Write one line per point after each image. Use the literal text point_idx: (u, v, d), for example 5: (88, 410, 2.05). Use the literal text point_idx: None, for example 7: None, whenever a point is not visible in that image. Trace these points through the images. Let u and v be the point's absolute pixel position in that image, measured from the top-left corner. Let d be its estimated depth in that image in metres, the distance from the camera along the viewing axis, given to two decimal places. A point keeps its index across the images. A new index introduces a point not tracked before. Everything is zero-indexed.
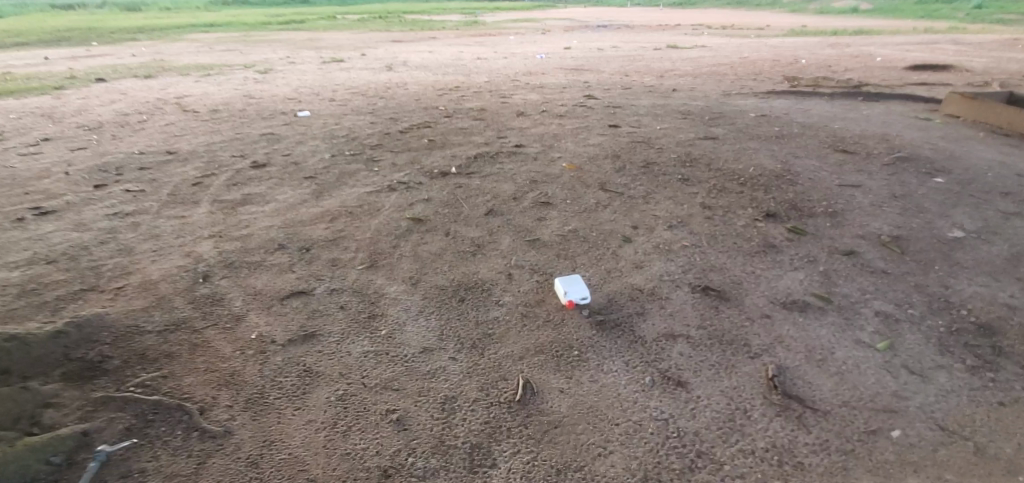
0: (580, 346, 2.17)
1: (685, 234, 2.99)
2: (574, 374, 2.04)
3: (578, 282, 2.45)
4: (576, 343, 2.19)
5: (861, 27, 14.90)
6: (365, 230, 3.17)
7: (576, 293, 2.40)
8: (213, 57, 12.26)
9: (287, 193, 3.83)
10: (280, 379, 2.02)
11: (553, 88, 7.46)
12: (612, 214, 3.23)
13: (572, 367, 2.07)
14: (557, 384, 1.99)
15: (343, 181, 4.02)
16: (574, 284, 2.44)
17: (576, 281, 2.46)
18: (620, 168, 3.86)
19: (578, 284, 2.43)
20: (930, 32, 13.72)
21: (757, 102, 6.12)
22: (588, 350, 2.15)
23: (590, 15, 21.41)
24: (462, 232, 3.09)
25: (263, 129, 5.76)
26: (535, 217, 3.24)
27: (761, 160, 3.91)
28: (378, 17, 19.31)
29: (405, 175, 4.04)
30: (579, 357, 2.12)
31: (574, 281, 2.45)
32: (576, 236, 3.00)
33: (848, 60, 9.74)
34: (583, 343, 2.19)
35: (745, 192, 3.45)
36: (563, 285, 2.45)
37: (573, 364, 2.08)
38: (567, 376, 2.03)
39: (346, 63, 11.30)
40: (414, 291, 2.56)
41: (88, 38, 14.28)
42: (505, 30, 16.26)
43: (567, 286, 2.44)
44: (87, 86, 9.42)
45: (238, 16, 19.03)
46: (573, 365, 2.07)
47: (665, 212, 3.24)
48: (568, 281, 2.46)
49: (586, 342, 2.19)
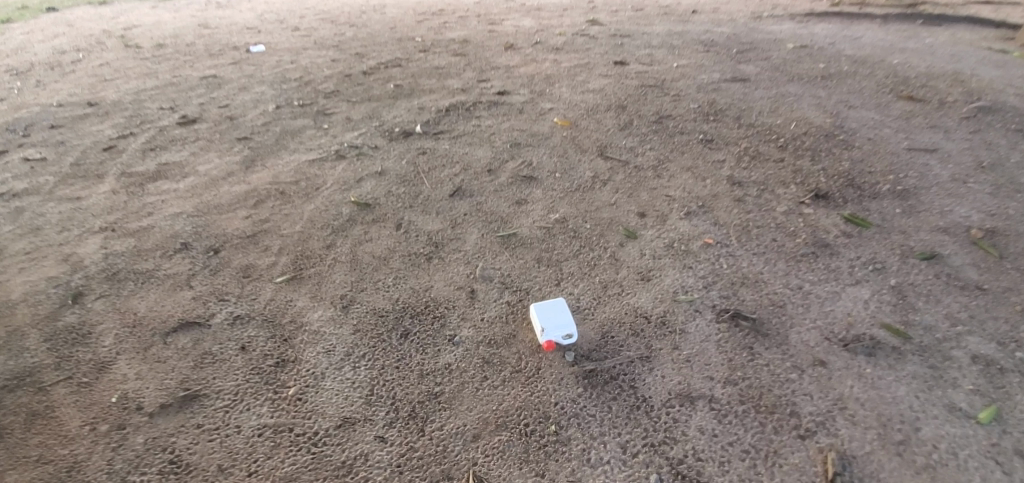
0: (558, 418, 1.56)
1: (708, 226, 2.28)
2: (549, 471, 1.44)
3: (561, 311, 1.80)
4: (555, 410, 1.58)
5: None
6: (294, 219, 2.47)
7: (558, 331, 1.76)
8: None
9: (211, 163, 3.10)
10: (133, 478, 1.44)
11: (551, 11, 6.35)
12: (612, 194, 2.50)
13: (546, 459, 1.46)
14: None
15: (282, 144, 3.26)
16: (556, 314, 1.79)
17: (558, 309, 1.81)
18: (625, 124, 3.05)
19: (561, 315, 1.78)
20: None
21: (794, 26, 5.09)
22: (570, 426, 1.54)
23: None
24: (418, 224, 2.39)
25: (205, 71, 4.88)
26: (513, 199, 2.52)
27: (804, 112, 3.08)
28: None
29: (357, 135, 3.28)
30: (554, 439, 1.51)
31: (555, 311, 1.79)
32: (564, 229, 2.30)
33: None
34: (564, 412, 1.57)
35: (786, 161, 2.68)
36: (541, 316, 1.79)
37: (547, 452, 1.48)
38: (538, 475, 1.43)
39: None
40: (342, 320, 1.92)
41: None
42: None
43: (546, 318, 1.78)
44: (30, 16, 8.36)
45: None
46: (548, 455, 1.47)
47: (682, 190, 2.51)
48: (548, 311, 1.80)
49: (568, 409, 1.58)
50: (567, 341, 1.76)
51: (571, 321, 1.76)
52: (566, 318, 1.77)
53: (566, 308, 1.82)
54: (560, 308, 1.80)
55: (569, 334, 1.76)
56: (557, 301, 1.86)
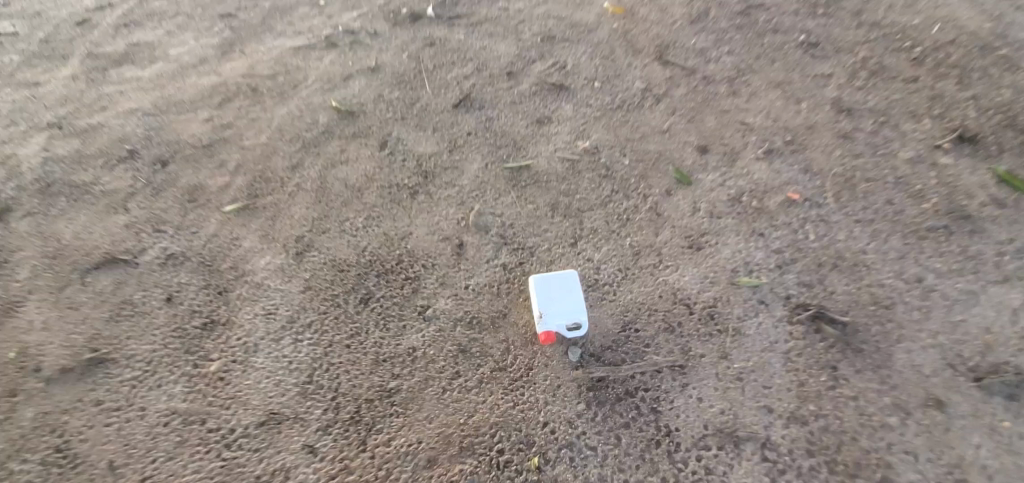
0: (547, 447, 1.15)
1: (796, 174, 1.64)
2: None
3: (573, 293, 1.33)
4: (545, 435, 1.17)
5: None
6: (260, 128, 2.00)
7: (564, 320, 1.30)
8: None
9: (184, 46, 2.59)
10: (16, 466, 1.20)
11: None
12: (665, 118, 1.85)
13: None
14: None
15: (266, 21, 2.65)
16: (564, 297, 1.32)
17: (568, 289, 1.34)
18: (698, 16, 2.25)
19: (572, 299, 1.32)
20: None
21: None
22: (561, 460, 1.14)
23: None
24: (408, 144, 1.86)
25: None
26: (533, 117, 1.91)
27: (962, 7, 2.16)
28: None
29: (355, 14, 2.59)
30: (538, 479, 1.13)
31: (565, 291, 1.33)
32: (593, 165, 1.72)
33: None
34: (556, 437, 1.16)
35: (920, 82, 1.89)
36: (543, 294, 1.33)
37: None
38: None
39: None
40: (292, 271, 1.52)
41: None
42: None
43: (551, 299, 1.32)
44: None
45: None
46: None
47: (764, 119, 1.82)
48: (555, 289, 1.33)
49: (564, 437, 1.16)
50: (574, 335, 1.30)
51: (584, 308, 1.31)
52: (578, 302, 1.31)
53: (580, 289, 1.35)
54: (572, 288, 1.34)
55: (577, 325, 1.30)
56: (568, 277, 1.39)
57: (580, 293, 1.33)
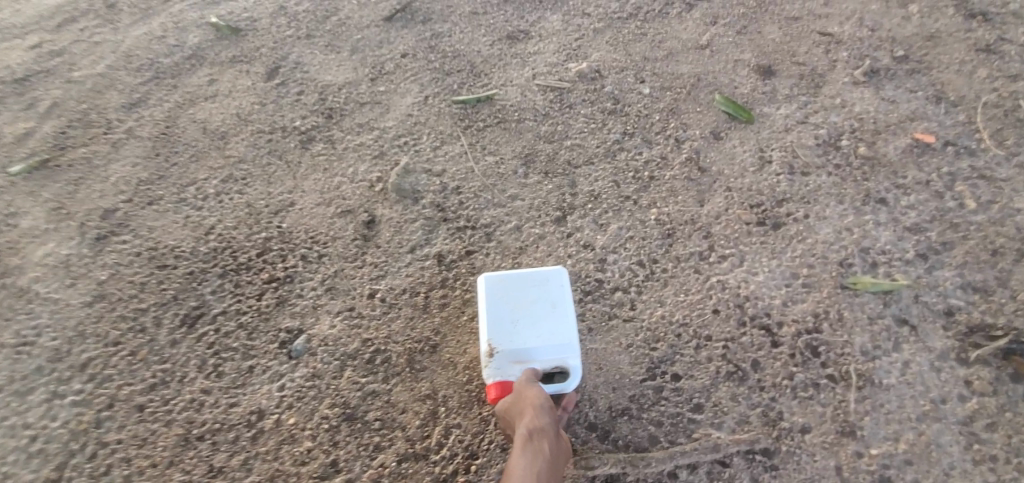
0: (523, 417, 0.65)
1: (923, 104, 1.00)
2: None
3: (562, 310, 0.73)
4: (509, 411, 0.67)
5: None
6: (100, 54, 1.34)
7: (537, 361, 0.71)
8: None
9: None
10: None
11: None
12: (702, 28, 1.20)
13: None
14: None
15: None
16: (540, 317, 0.72)
17: (552, 301, 0.73)
18: None
19: (558, 323, 0.72)
20: None
21: None
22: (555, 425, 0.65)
23: None
24: (308, 70, 1.21)
25: None
26: (501, 30, 1.26)
27: None
28: None
29: None
30: (542, 473, 0.61)
31: (543, 306, 0.73)
32: (592, 97, 1.08)
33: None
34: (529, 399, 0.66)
35: None
36: (503, 310, 0.73)
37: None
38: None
39: None
40: (80, 269, 0.90)
41: None
42: None
43: (517, 320, 0.72)
44: None
45: None
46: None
47: (857, 26, 1.16)
48: (526, 301, 0.73)
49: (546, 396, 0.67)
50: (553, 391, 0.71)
51: (578, 343, 0.72)
52: (568, 330, 0.72)
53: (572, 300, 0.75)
54: (558, 299, 0.73)
55: (561, 372, 0.71)
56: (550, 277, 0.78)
57: (573, 310, 0.74)
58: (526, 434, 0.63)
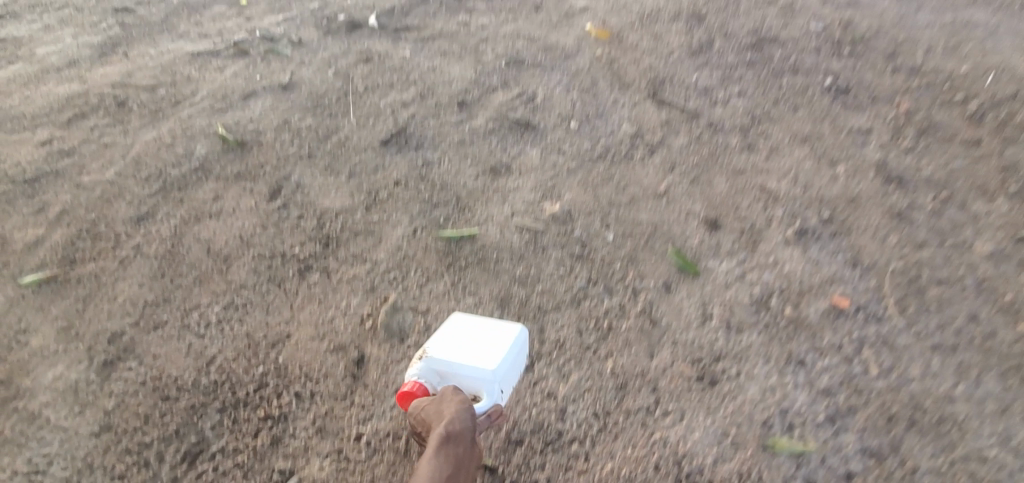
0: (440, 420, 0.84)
1: (842, 267, 1.18)
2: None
3: (498, 349, 0.93)
4: (429, 413, 0.85)
5: None
6: (110, 158, 1.44)
7: (452, 379, 0.92)
8: None
9: (55, 46, 2.01)
10: None
11: None
12: (662, 176, 1.37)
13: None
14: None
15: (169, 22, 2.06)
16: (474, 351, 0.93)
17: (496, 339, 0.95)
18: (699, 47, 1.80)
19: (490, 356, 0.92)
20: None
21: None
22: (471, 428, 0.82)
23: None
24: (308, 192, 1.33)
25: None
26: (485, 163, 1.41)
27: (1017, 56, 1.76)
28: None
29: (281, 21, 2.00)
30: (447, 462, 0.79)
31: (481, 345, 0.94)
32: (562, 240, 1.23)
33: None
34: (447, 404, 0.85)
35: (984, 147, 1.43)
36: (449, 335, 0.97)
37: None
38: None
39: None
40: (87, 396, 0.98)
41: None
42: None
43: (455, 342, 0.95)
44: None
45: None
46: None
47: (792, 184, 1.35)
48: (469, 338, 0.95)
49: (464, 400, 0.86)
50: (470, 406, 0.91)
51: (492, 376, 0.90)
52: (488, 365, 0.91)
53: (515, 348, 0.95)
54: (497, 341, 0.94)
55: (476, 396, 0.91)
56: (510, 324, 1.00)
57: (503, 353, 0.93)
58: (445, 427, 0.82)
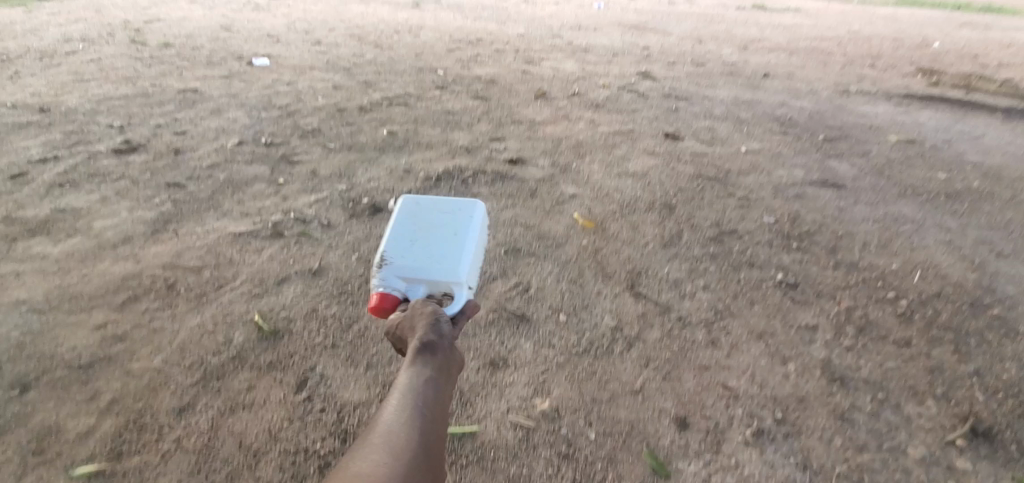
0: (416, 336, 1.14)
1: (793, 470, 1.35)
2: (430, 412, 1.05)
3: (453, 248, 1.23)
4: (406, 326, 1.16)
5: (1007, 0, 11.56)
6: (159, 344, 1.65)
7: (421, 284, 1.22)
8: None
9: (112, 219, 2.24)
10: None
11: (606, 48, 5.17)
12: (638, 371, 1.59)
13: (417, 398, 1.05)
14: (388, 432, 0.98)
15: (215, 200, 2.38)
16: (433, 250, 1.23)
17: (447, 238, 1.25)
18: (671, 239, 2.10)
19: (445, 254, 1.22)
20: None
21: (914, 100, 3.82)
22: (442, 342, 1.14)
23: None
24: (330, 384, 1.53)
25: (182, 73, 4.03)
26: (485, 355, 1.62)
27: (941, 251, 2.06)
28: None
29: (314, 202, 2.36)
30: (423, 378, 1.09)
31: (437, 247, 1.23)
32: (551, 438, 1.41)
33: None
34: (419, 318, 1.16)
35: (914, 346, 1.66)
36: (403, 242, 1.24)
37: (416, 390, 1.07)
38: (411, 415, 1.02)
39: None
40: None
41: None
42: None
43: (410, 245, 1.23)
44: None
45: None
46: (419, 394, 1.06)
47: (749, 382, 1.56)
48: (426, 240, 1.24)
49: (431, 313, 1.17)
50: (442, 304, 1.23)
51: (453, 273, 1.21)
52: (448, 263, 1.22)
53: (464, 246, 1.25)
54: (449, 244, 1.24)
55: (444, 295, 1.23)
56: (452, 216, 1.30)
57: (455, 249, 1.23)
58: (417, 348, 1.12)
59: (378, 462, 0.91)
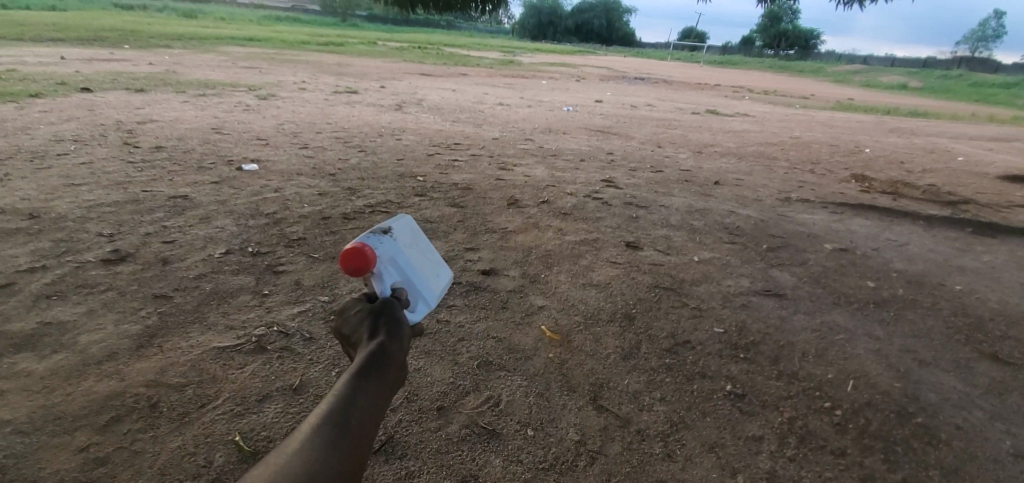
0: (367, 340, 1.07)
1: None
2: (355, 429, 0.91)
3: (432, 272, 1.32)
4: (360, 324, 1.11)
5: (926, 108, 13.07)
6: (140, 467, 1.71)
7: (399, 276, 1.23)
8: (216, 68, 10.95)
9: (98, 333, 2.32)
10: None
11: (574, 153, 5.64)
12: None
13: (347, 409, 0.93)
14: (304, 439, 0.85)
15: (201, 312, 2.50)
16: (423, 262, 1.31)
17: (433, 264, 1.34)
18: (630, 350, 2.29)
19: (430, 272, 1.30)
20: (1008, 119, 11.90)
21: (848, 207, 4.26)
22: (395, 351, 1.05)
23: (631, 59, 20.32)
24: None
25: (172, 177, 4.24)
26: (457, 472, 1.71)
27: (870, 360, 2.29)
28: (414, 50, 18.91)
29: (297, 313, 2.51)
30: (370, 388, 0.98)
31: (428, 263, 1.33)
32: None
33: (954, 144, 7.66)
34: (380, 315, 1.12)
35: (849, 456, 1.82)
36: (404, 232, 1.31)
37: (348, 396, 0.95)
38: (333, 425, 0.89)
39: (357, 90, 9.48)
40: None
41: (121, 44, 14.20)
42: (534, 74, 15.18)
43: (409, 242, 1.30)
44: (59, 90, 7.82)
45: (277, 36, 18.86)
46: (350, 406, 0.93)
47: None
48: (423, 251, 1.34)
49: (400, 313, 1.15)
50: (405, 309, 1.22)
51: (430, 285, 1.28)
52: (429, 277, 1.30)
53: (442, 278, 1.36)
54: (435, 269, 1.34)
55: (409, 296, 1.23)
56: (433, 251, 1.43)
57: (436, 274, 1.33)
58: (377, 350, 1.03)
59: (278, 469, 0.78)
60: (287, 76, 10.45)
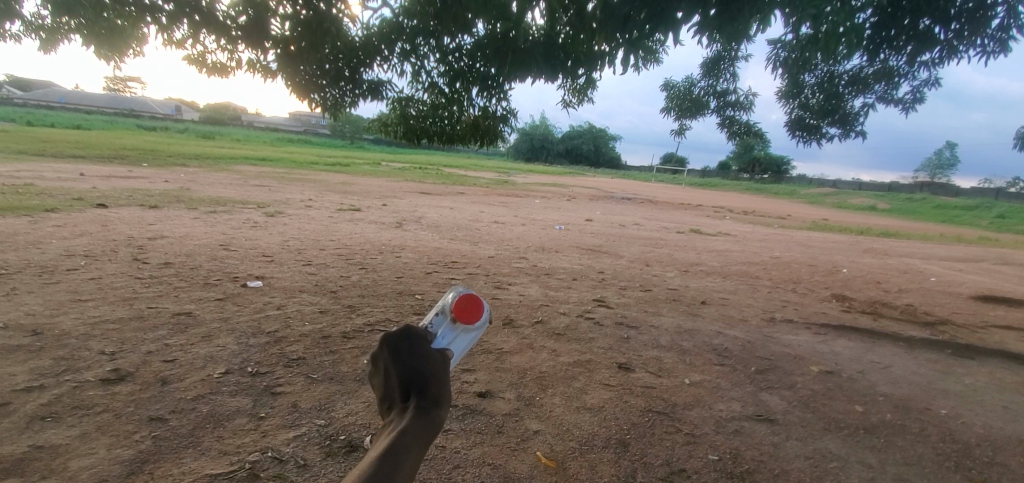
0: (418, 398, 1.30)
1: None
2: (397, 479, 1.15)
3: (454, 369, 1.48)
4: (423, 372, 1.33)
5: (897, 229, 13.76)
6: None
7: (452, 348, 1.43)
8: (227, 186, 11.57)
9: (90, 457, 2.30)
10: None
11: (566, 271, 5.90)
12: None
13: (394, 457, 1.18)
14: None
15: (196, 436, 2.50)
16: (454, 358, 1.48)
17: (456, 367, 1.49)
18: (625, 478, 2.29)
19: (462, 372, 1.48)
20: (978, 241, 12.46)
21: (830, 328, 4.42)
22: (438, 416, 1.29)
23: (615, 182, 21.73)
24: None
25: (178, 294, 4.38)
26: None
27: None
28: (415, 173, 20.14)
29: (292, 438, 2.51)
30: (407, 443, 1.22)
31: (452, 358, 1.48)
32: None
33: (926, 265, 8.04)
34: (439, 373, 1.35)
35: None
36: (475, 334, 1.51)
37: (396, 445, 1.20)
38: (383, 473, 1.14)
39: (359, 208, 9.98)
40: None
41: (140, 161, 15.11)
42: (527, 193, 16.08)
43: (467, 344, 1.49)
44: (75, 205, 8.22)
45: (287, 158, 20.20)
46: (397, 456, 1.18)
47: None
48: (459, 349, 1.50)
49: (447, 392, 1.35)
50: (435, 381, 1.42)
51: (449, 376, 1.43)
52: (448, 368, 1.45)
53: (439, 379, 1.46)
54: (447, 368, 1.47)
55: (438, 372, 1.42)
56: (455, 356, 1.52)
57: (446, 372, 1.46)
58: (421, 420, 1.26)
59: None
60: (294, 195, 11.03)
